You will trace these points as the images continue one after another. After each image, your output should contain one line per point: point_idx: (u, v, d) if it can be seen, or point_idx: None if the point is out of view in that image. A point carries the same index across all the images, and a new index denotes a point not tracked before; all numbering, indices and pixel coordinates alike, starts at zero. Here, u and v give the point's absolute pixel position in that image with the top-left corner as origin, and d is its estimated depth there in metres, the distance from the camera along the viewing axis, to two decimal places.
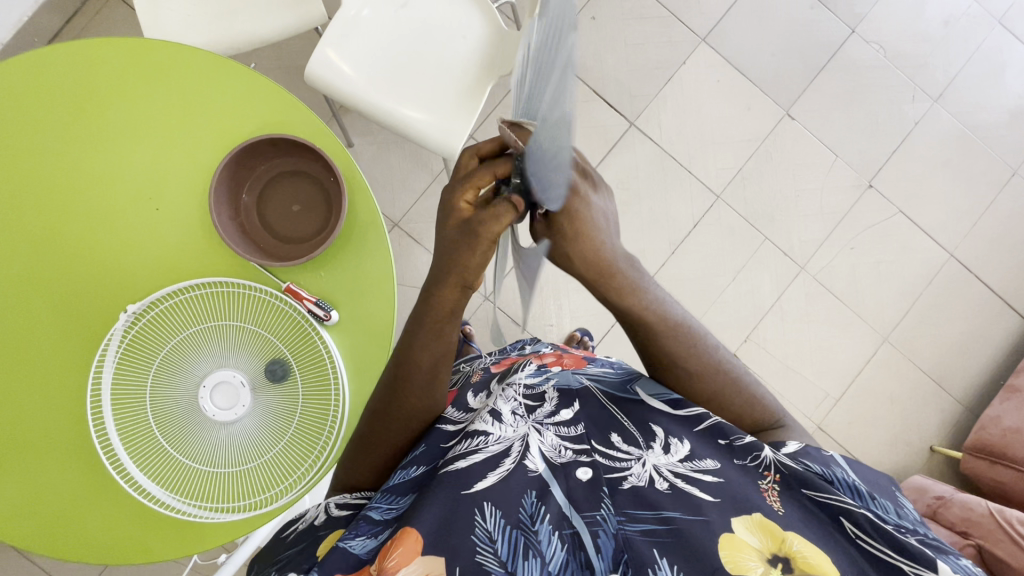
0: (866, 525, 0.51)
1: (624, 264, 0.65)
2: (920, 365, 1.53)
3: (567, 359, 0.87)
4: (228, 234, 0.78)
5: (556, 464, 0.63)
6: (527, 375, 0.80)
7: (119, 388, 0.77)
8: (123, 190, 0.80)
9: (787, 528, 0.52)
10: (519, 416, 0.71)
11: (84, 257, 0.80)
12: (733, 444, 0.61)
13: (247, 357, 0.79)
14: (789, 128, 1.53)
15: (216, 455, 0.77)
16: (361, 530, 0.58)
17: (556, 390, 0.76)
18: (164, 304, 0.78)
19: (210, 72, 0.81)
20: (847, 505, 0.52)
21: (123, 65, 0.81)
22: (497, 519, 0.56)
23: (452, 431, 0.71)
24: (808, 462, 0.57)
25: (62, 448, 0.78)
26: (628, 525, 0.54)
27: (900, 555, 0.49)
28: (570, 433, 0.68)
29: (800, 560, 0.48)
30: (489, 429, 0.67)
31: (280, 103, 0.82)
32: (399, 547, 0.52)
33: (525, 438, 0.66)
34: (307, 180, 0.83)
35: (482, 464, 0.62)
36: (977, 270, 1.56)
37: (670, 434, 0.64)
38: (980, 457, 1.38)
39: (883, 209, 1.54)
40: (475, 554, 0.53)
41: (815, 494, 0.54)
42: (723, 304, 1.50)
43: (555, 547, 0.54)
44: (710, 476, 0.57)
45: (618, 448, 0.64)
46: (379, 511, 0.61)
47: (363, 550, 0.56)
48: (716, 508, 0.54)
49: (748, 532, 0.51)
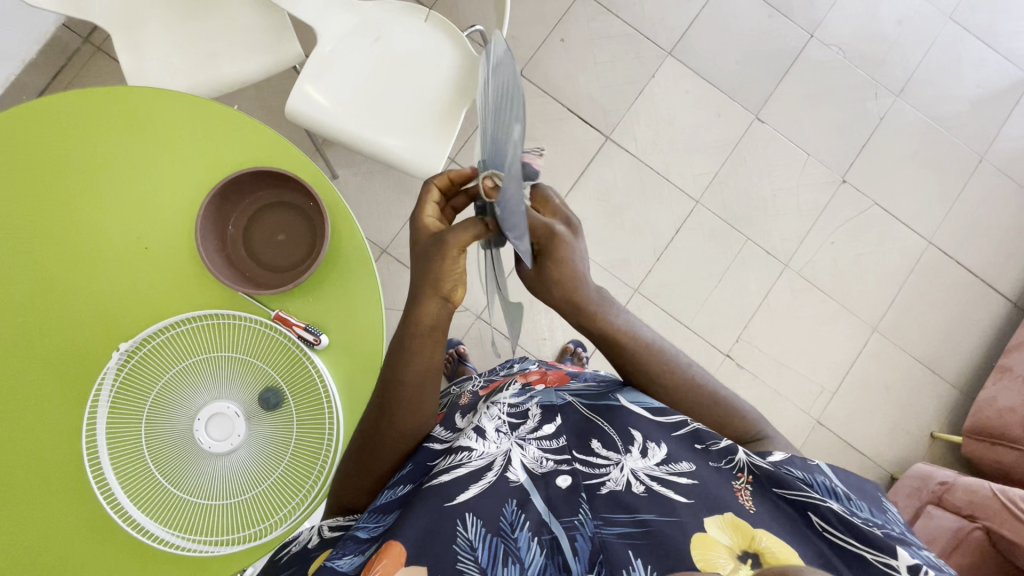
0: (832, 517, 0.53)
1: (596, 298, 0.72)
2: (912, 352, 1.55)
3: (551, 376, 0.88)
4: (215, 265, 0.79)
5: (537, 474, 0.63)
6: (511, 395, 0.79)
7: (115, 426, 0.78)
8: (112, 233, 0.82)
9: (756, 525, 0.54)
10: (503, 433, 0.69)
11: (74, 300, 0.81)
12: (708, 448, 0.62)
13: (241, 387, 0.80)
14: (760, 131, 1.58)
15: (213, 488, 0.77)
16: (348, 549, 0.58)
17: (540, 407, 0.75)
18: (158, 339, 0.80)
19: (196, 114, 0.84)
20: (813, 499, 0.55)
21: (110, 112, 0.84)
22: (478, 528, 0.56)
23: (439, 448, 0.70)
24: (790, 469, 0.58)
25: (59, 491, 0.78)
26: (605, 528, 0.56)
27: (865, 544, 0.51)
28: (552, 446, 0.67)
29: (768, 555, 0.51)
30: (473, 444, 0.66)
31: (264, 139, 0.85)
32: (383, 558, 0.53)
33: (508, 453, 0.65)
34: (292, 211, 0.85)
35: (466, 476, 0.61)
36: (956, 255, 1.59)
37: (648, 440, 0.64)
38: (980, 439, 1.38)
39: (859, 202, 1.58)
40: (457, 562, 0.54)
41: (786, 492, 0.56)
42: (711, 306, 1.52)
43: (534, 552, 0.55)
44: (685, 479, 0.59)
45: (597, 456, 0.64)
46: (366, 530, 0.61)
47: (349, 568, 0.56)
48: (689, 508, 0.56)
49: (718, 531, 0.54)
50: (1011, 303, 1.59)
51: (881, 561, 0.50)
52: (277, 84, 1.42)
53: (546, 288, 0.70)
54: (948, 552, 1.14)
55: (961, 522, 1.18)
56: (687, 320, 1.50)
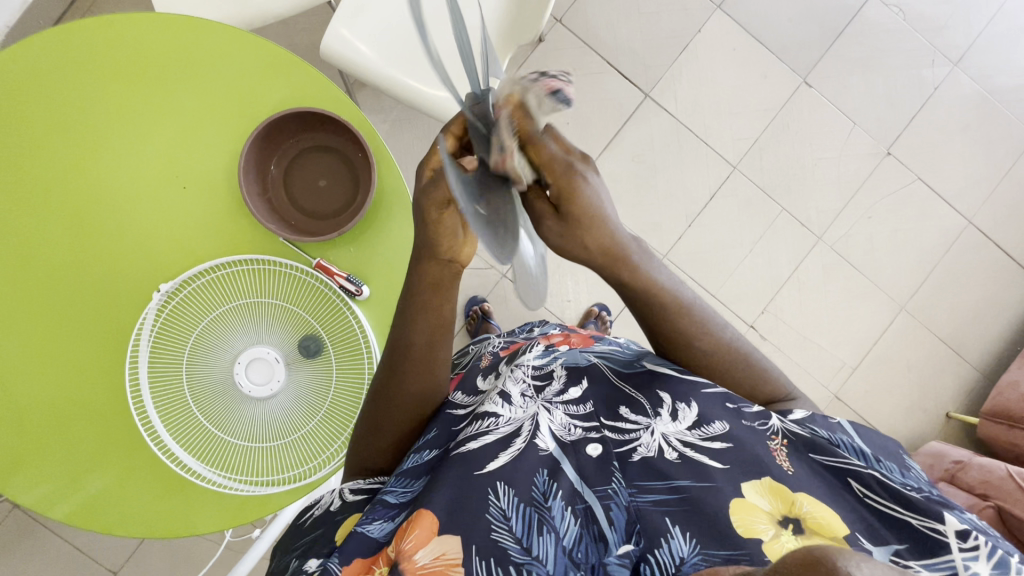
0: (874, 484, 0.53)
1: (634, 247, 0.62)
2: (937, 333, 1.54)
3: (574, 338, 0.87)
4: (258, 209, 0.77)
5: (566, 441, 0.63)
6: (535, 355, 0.79)
7: (156, 366, 0.78)
8: (146, 170, 0.80)
9: (796, 488, 0.54)
10: (529, 397, 0.69)
11: (112, 238, 0.80)
12: (741, 409, 0.61)
13: (280, 333, 0.80)
14: (806, 96, 1.51)
15: (253, 430, 0.78)
16: (378, 514, 0.59)
17: (564, 367, 0.75)
18: (198, 282, 0.79)
19: (234, 46, 0.80)
20: (854, 467, 0.55)
21: (142, 42, 0.80)
22: (511, 497, 0.56)
23: (461, 414, 0.71)
24: (813, 427, 0.58)
25: (104, 425, 0.79)
26: (639, 497, 0.57)
27: (907, 509, 0.51)
28: (580, 412, 0.67)
29: (810, 521, 0.52)
30: (499, 411, 0.66)
31: (305, 77, 0.81)
32: (414, 529, 0.54)
33: (536, 417, 0.65)
34: (334, 155, 0.82)
35: (494, 443, 0.62)
36: (994, 236, 1.55)
37: (678, 401, 0.63)
38: (997, 421, 1.39)
39: (902, 176, 1.53)
40: (491, 532, 0.54)
41: (824, 458, 0.56)
42: (740, 276, 1.49)
43: (568, 522, 0.55)
44: (720, 443, 0.58)
45: (626, 421, 0.64)
46: (395, 495, 0.62)
47: (381, 534, 0.57)
48: (725, 474, 0.56)
49: (757, 497, 0.54)
50: None
51: (929, 526, 0.49)
52: (305, 20, 1.35)
53: (569, 236, 0.57)
54: None
55: (974, 500, 1.21)
56: (714, 288, 1.48)
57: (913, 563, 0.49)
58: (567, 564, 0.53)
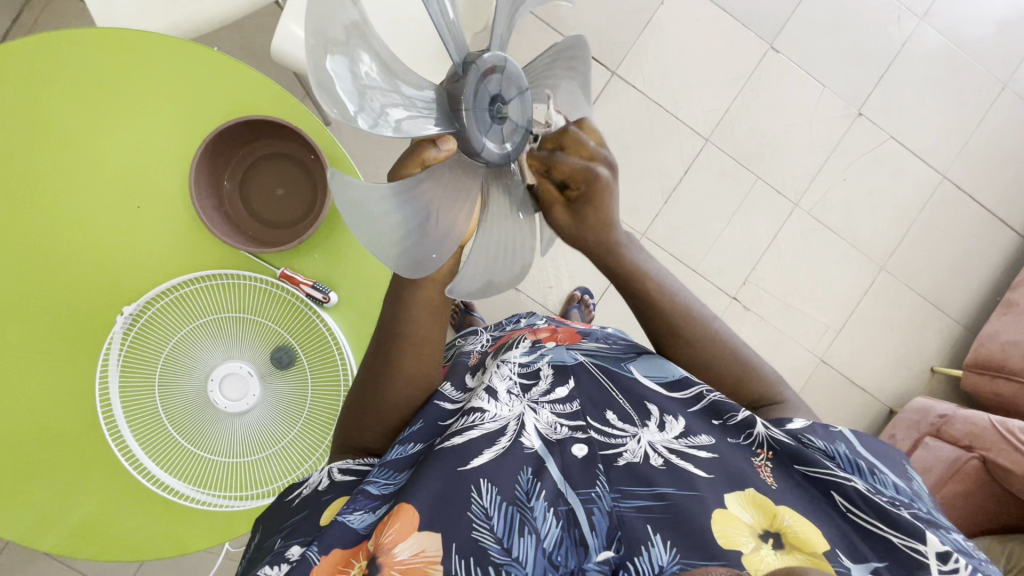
0: (857, 499, 0.50)
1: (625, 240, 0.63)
2: (918, 290, 1.55)
3: (561, 333, 0.81)
4: (213, 222, 0.75)
5: (552, 441, 0.59)
6: (521, 352, 0.74)
7: (128, 390, 0.77)
8: (101, 191, 0.78)
9: (779, 502, 0.51)
10: (515, 395, 0.64)
11: (69, 264, 0.78)
12: (727, 422, 0.57)
13: (250, 346, 0.78)
14: (774, 61, 1.49)
15: (232, 446, 0.77)
16: (359, 504, 0.54)
17: (552, 365, 0.70)
18: (162, 302, 0.78)
19: (176, 58, 0.78)
20: (838, 479, 0.51)
21: (78, 61, 0.77)
22: (494, 495, 0.52)
23: (451, 408, 0.67)
24: (811, 438, 0.54)
25: (81, 454, 0.78)
26: (622, 502, 0.53)
27: (889, 526, 0.48)
28: (565, 410, 0.63)
29: (791, 535, 0.48)
30: (485, 405, 0.60)
31: (254, 85, 0.79)
32: (394, 522, 0.48)
33: (521, 417, 0.60)
34: (290, 162, 0.81)
35: (480, 440, 0.56)
36: (969, 189, 1.55)
37: (665, 412, 0.60)
38: (980, 372, 1.41)
39: (875, 136, 1.52)
40: (471, 531, 0.49)
41: (806, 468, 0.52)
42: (719, 248, 1.49)
43: (550, 523, 0.51)
44: (705, 453, 0.55)
45: (613, 426, 0.61)
46: (377, 485, 0.57)
47: (362, 526, 0.53)
48: (709, 484, 0.53)
49: (740, 509, 0.50)
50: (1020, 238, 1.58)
51: (909, 545, 0.47)
52: (258, 21, 1.32)
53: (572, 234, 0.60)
54: (943, 481, 1.22)
55: (959, 452, 1.23)
56: (694, 262, 1.48)
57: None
58: (547, 568, 0.48)
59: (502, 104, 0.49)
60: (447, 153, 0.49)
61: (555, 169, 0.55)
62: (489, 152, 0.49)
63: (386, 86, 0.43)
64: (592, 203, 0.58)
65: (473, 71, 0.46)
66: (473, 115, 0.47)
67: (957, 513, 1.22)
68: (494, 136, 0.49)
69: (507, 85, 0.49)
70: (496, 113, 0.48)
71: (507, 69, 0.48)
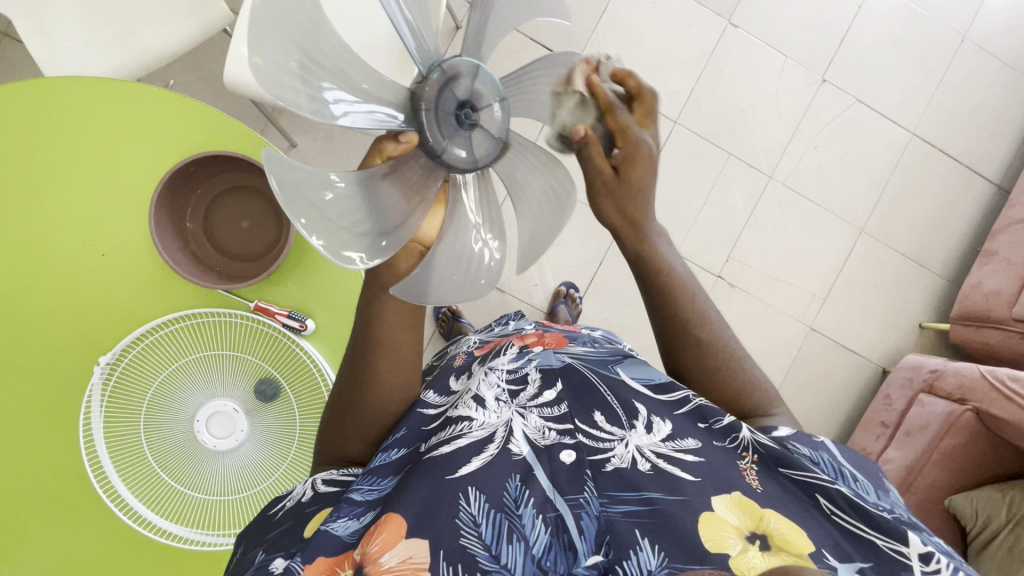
0: (841, 501, 0.49)
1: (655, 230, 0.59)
2: (899, 249, 1.56)
3: (548, 337, 0.78)
4: (180, 264, 0.74)
5: (540, 447, 0.56)
6: (509, 359, 0.71)
7: (114, 439, 0.76)
8: (63, 242, 0.77)
9: (765, 505, 0.50)
10: (503, 402, 0.61)
11: (37, 319, 0.77)
12: (712, 426, 0.55)
13: (233, 382, 0.78)
14: (734, 37, 1.49)
15: (227, 484, 0.77)
16: (343, 511, 0.51)
17: (539, 370, 0.66)
18: (139, 347, 0.77)
19: (125, 102, 0.78)
20: (821, 481, 0.50)
21: (25, 113, 0.76)
22: (482, 502, 0.50)
23: (433, 414, 0.63)
24: (796, 445, 0.53)
25: (72, 508, 0.77)
26: (611, 507, 0.51)
27: (874, 529, 0.47)
28: (554, 413, 0.60)
29: (777, 536, 0.47)
30: (472, 414, 0.59)
31: (208, 121, 0.79)
32: (382, 531, 0.47)
33: (510, 422, 0.58)
34: (252, 193, 0.80)
35: (468, 448, 0.54)
36: (940, 143, 1.56)
37: (652, 413, 0.58)
38: (967, 324, 1.42)
39: (841, 101, 1.53)
40: (459, 538, 0.48)
41: (793, 471, 0.51)
42: (699, 228, 1.49)
43: (539, 530, 0.50)
44: (692, 457, 0.54)
45: (602, 428, 0.58)
46: (361, 492, 0.53)
47: (347, 533, 0.49)
48: (696, 487, 0.51)
49: (726, 510, 0.50)
50: (994, 186, 1.59)
51: (891, 547, 0.46)
52: (212, 51, 1.31)
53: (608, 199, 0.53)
54: (940, 436, 1.23)
55: (953, 406, 1.24)
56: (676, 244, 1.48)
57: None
58: (535, 573, 0.48)
59: (473, 110, 0.46)
60: (407, 148, 0.46)
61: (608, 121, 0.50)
62: (450, 157, 0.47)
63: (335, 76, 0.42)
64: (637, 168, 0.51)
65: (438, 75, 0.46)
66: (431, 116, 0.46)
67: (955, 467, 1.23)
68: (458, 141, 0.47)
69: (478, 87, 0.46)
70: (462, 118, 0.45)
71: (480, 71, 0.46)
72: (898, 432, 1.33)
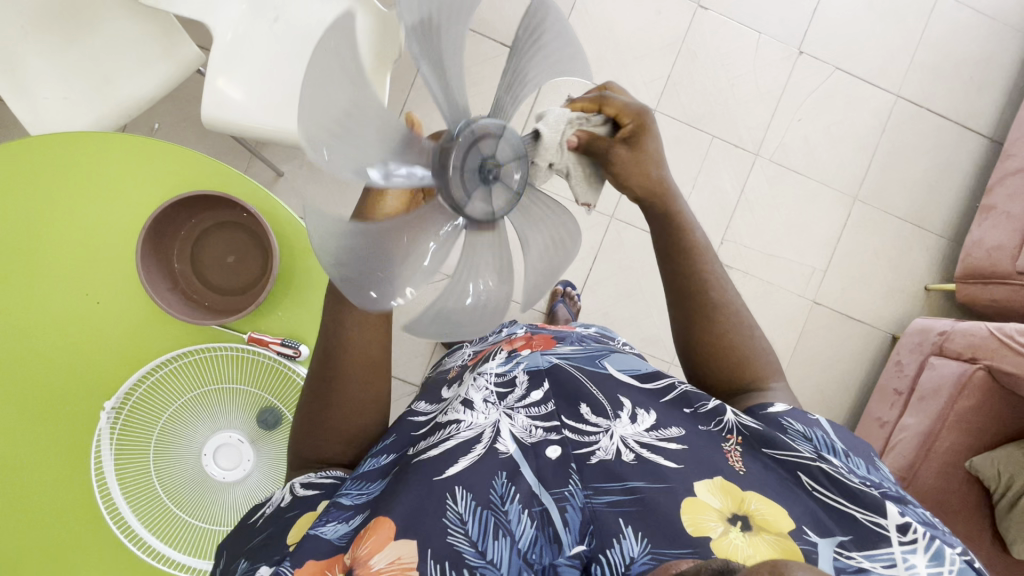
0: (821, 478, 0.50)
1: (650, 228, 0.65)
2: (896, 213, 1.54)
3: (536, 340, 0.78)
4: (171, 303, 0.77)
5: (527, 444, 0.55)
6: (497, 363, 0.69)
7: (127, 482, 0.78)
8: (59, 292, 0.79)
9: (747, 486, 0.50)
10: (492, 403, 0.60)
11: (42, 368, 0.79)
12: (697, 411, 0.56)
13: (236, 412, 0.79)
14: (705, 19, 1.49)
15: (242, 512, 0.78)
16: (332, 516, 0.50)
17: (527, 371, 0.64)
18: (139, 391, 0.79)
19: (99, 150, 0.80)
20: (803, 459, 0.51)
21: (10, 171, 0.79)
22: (468, 501, 0.50)
23: (421, 420, 0.62)
24: (790, 422, 0.54)
25: (91, 551, 0.79)
26: (595, 498, 0.52)
27: (854, 503, 0.48)
28: (540, 412, 0.59)
29: (757, 517, 0.48)
30: (460, 416, 0.58)
31: (182, 162, 0.81)
32: (370, 535, 0.47)
33: (497, 423, 0.57)
34: (236, 228, 0.82)
35: (456, 448, 0.54)
36: (926, 103, 1.54)
37: (637, 405, 0.58)
38: (972, 282, 1.39)
39: (820, 71, 1.51)
40: (447, 536, 0.48)
41: (775, 451, 0.52)
42: (691, 213, 1.49)
43: (526, 524, 0.50)
44: (676, 445, 0.54)
45: (587, 421, 0.57)
46: (350, 497, 0.53)
47: (336, 536, 0.49)
48: (680, 474, 0.52)
49: (708, 494, 0.50)
50: (986, 140, 1.56)
51: (871, 520, 0.47)
52: (192, 91, 1.33)
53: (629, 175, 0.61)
54: (954, 398, 1.21)
55: (963, 367, 1.23)
56: None
57: (854, 554, 0.46)
58: (521, 567, 0.48)
59: (495, 173, 0.48)
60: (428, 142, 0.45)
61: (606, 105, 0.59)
62: (454, 182, 0.46)
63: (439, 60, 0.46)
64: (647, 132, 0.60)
65: (494, 126, 0.48)
66: (468, 146, 0.47)
67: (973, 427, 1.21)
68: (469, 179, 0.47)
69: (511, 161, 0.49)
70: (487, 173, 0.47)
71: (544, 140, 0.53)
72: (913, 397, 1.31)
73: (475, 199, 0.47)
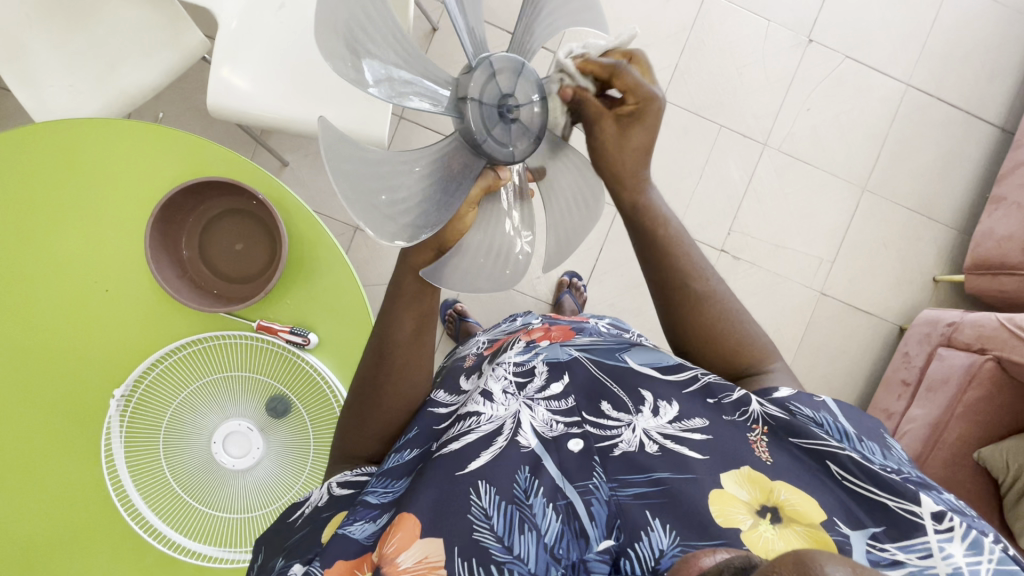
0: (851, 466, 0.48)
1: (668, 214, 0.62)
2: (904, 204, 1.53)
3: (556, 332, 0.77)
4: (179, 291, 0.77)
5: (548, 437, 0.55)
6: (516, 353, 0.69)
7: (138, 470, 0.78)
8: (70, 280, 0.79)
9: (776, 477, 0.50)
10: (511, 393, 0.60)
11: (54, 357, 0.79)
12: (721, 401, 0.55)
13: (245, 400, 0.79)
14: (713, 7, 1.47)
15: (253, 501, 0.78)
16: (359, 514, 0.51)
17: (546, 362, 0.65)
18: (149, 378, 0.79)
19: (105, 137, 0.80)
20: (831, 448, 0.49)
21: (17, 160, 0.79)
22: (493, 496, 0.50)
23: (444, 413, 0.61)
24: (797, 406, 0.53)
25: (105, 538, 0.79)
26: (620, 491, 0.52)
27: (885, 491, 0.46)
28: (562, 406, 0.59)
29: (788, 507, 0.48)
30: (480, 408, 0.57)
31: (188, 148, 0.80)
32: (397, 532, 0.47)
33: (517, 414, 0.57)
34: (243, 216, 0.82)
35: (477, 442, 0.54)
36: (936, 92, 1.53)
37: (658, 397, 0.57)
38: (981, 273, 1.38)
39: (829, 59, 1.50)
40: (473, 532, 0.48)
41: (802, 441, 0.51)
42: (698, 204, 1.48)
43: (550, 518, 0.50)
44: (699, 435, 0.53)
45: (608, 415, 0.58)
46: (376, 495, 0.53)
47: (364, 536, 0.49)
48: (706, 466, 0.51)
49: (736, 486, 0.50)
50: (996, 129, 1.55)
51: (904, 508, 0.45)
52: (196, 80, 1.33)
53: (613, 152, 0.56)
54: (963, 389, 1.21)
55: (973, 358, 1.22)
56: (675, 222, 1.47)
57: (888, 546, 0.45)
58: (548, 561, 0.47)
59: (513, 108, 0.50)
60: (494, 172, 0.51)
61: (617, 77, 0.53)
62: (466, 82, 0.50)
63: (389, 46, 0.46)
64: (641, 121, 0.54)
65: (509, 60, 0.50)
66: (484, 72, 0.50)
67: (982, 419, 1.21)
68: (485, 88, 0.50)
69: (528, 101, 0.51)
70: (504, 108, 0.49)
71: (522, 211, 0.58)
72: (921, 388, 1.31)
73: (485, 129, 0.49)
